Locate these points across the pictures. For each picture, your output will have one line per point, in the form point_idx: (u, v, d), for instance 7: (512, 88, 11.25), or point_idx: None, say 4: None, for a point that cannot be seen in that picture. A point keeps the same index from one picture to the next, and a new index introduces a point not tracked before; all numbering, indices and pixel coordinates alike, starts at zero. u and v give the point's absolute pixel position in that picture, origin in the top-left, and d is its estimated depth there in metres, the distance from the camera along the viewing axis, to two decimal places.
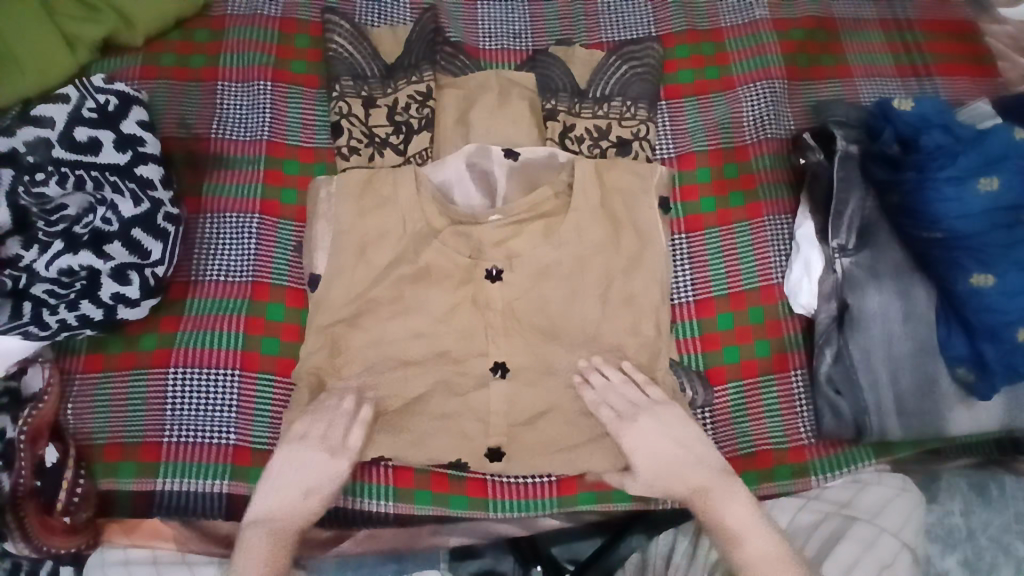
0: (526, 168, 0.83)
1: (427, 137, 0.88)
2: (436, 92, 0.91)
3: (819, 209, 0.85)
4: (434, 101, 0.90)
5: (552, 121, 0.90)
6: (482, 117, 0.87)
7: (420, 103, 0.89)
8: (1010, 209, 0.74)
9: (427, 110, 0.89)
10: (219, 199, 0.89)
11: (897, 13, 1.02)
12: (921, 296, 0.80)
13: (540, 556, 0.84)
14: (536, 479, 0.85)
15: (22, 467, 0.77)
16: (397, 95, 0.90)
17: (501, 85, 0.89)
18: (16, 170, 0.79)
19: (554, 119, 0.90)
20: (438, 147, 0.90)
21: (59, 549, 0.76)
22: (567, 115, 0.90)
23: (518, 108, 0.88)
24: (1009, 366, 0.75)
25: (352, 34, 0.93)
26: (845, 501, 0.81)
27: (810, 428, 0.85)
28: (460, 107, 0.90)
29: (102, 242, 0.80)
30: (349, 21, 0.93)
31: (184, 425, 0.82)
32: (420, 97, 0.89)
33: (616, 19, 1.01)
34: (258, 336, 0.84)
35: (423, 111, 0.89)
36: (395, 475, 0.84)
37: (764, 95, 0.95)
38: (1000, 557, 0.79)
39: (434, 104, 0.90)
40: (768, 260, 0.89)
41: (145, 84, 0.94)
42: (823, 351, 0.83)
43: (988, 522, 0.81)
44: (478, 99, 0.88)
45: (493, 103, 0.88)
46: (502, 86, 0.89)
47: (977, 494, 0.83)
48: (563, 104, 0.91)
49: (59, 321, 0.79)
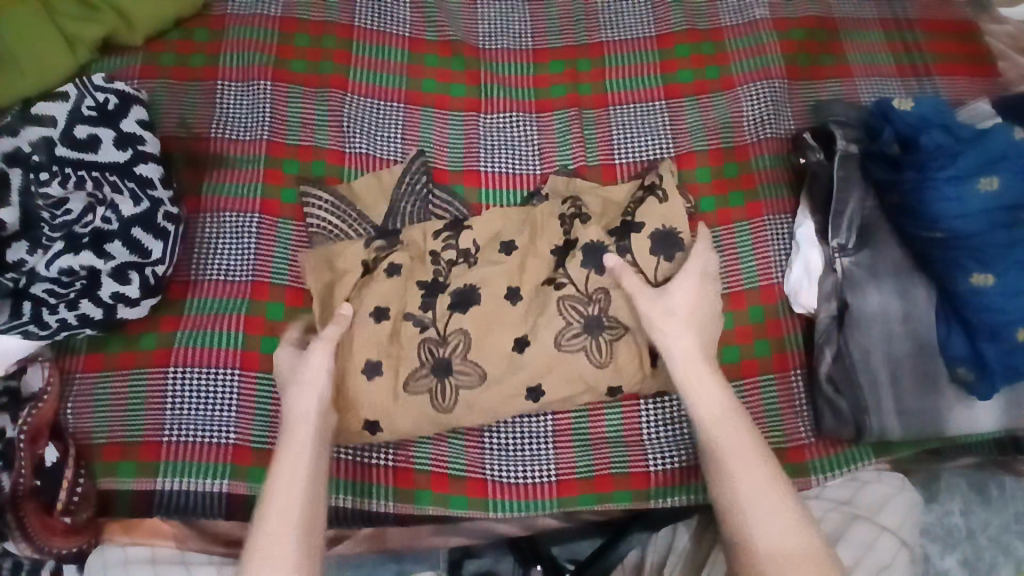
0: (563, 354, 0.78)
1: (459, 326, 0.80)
2: (448, 272, 0.83)
3: (849, 299, 0.81)
4: (450, 259, 0.83)
5: (577, 346, 0.78)
6: (495, 271, 0.82)
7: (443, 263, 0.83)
8: (1009, 209, 0.74)
9: (438, 278, 0.82)
10: (219, 199, 0.89)
11: (897, 14, 1.02)
12: (921, 297, 0.80)
13: (540, 556, 0.87)
14: (537, 478, 0.84)
15: (22, 466, 0.77)
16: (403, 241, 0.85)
17: (519, 265, 0.82)
18: (24, 170, 0.79)
19: (588, 334, 0.78)
20: (479, 346, 0.79)
21: (62, 549, 0.76)
22: (586, 317, 0.79)
23: (535, 283, 0.82)
24: (1008, 366, 0.75)
25: (353, 117, 0.94)
26: (845, 500, 0.80)
27: (809, 427, 0.85)
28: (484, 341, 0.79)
29: (103, 242, 0.80)
30: (348, 108, 0.94)
31: (184, 425, 0.82)
32: (425, 288, 0.82)
33: (616, 18, 1.01)
34: (258, 336, 0.84)
35: (427, 276, 0.82)
36: (395, 475, 0.83)
37: (764, 95, 0.95)
38: (999, 556, 0.86)
39: (445, 293, 0.81)
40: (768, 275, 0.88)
41: (145, 83, 0.94)
42: (823, 350, 0.83)
43: (988, 522, 0.87)
44: (508, 270, 0.82)
45: (505, 268, 0.82)
46: (509, 248, 0.83)
47: (978, 494, 0.88)
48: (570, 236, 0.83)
49: (59, 321, 0.79)
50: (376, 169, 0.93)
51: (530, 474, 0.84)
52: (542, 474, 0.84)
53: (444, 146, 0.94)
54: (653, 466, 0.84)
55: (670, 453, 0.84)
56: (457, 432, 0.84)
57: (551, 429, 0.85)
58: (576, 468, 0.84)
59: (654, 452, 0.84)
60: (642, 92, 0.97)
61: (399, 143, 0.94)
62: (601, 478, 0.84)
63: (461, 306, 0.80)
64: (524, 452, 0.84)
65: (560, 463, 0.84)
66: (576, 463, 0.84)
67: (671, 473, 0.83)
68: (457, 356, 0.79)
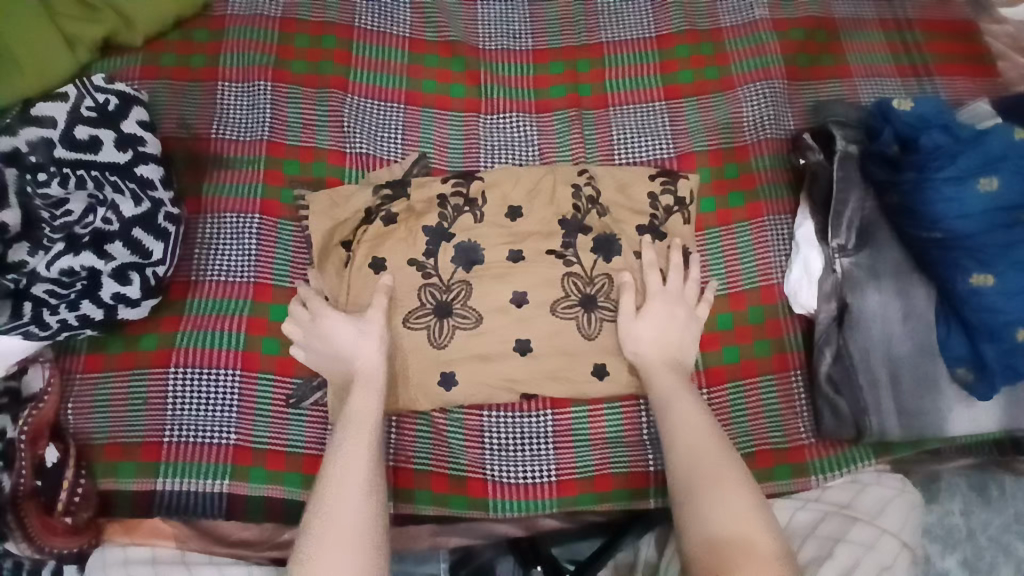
0: (557, 320, 0.82)
1: (464, 278, 0.83)
2: (454, 220, 0.85)
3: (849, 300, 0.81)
4: (456, 207, 0.86)
5: (570, 315, 0.83)
6: (501, 233, 0.85)
7: (450, 209, 0.86)
8: (1008, 209, 0.74)
9: (442, 224, 0.85)
10: (219, 199, 0.89)
11: (896, 14, 1.03)
12: (920, 296, 0.80)
13: (539, 556, 0.84)
14: (537, 478, 0.84)
15: (23, 466, 0.77)
16: (406, 195, 0.87)
17: (525, 228, 0.85)
18: (19, 170, 0.79)
19: (583, 308, 0.83)
20: (481, 295, 0.82)
21: (62, 549, 0.76)
22: (584, 295, 0.83)
23: (539, 248, 0.84)
24: (1007, 367, 0.75)
25: (354, 116, 0.94)
26: (845, 503, 0.79)
27: (809, 428, 0.85)
28: (498, 298, 0.82)
29: (104, 242, 0.80)
30: (349, 108, 0.95)
31: (184, 425, 0.82)
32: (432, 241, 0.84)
33: (616, 19, 1.01)
34: (259, 337, 0.84)
35: (432, 222, 0.85)
36: (394, 475, 0.83)
37: (764, 96, 0.96)
38: (999, 556, 0.87)
39: (449, 244, 0.84)
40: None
41: (145, 84, 0.94)
42: (823, 350, 0.83)
43: (988, 522, 0.88)
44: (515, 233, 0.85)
45: (506, 231, 0.85)
46: (514, 214, 0.86)
47: (978, 494, 0.89)
48: (580, 212, 0.86)
49: (60, 321, 0.79)
50: (376, 169, 0.93)
51: (530, 474, 0.84)
52: (542, 474, 0.84)
53: (444, 149, 0.94)
54: (652, 466, 0.84)
55: None
56: (458, 430, 0.84)
57: (552, 429, 0.85)
58: (576, 468, 0.84)
59: (654, 452, 0.84)
60: (642, 92, 0.97)
61: (399, 143, 0.94)
62: (601, 478, 0.84)
63: (465, 262, 0.83)
64: (524, 452, 0.84)
65: (559, 463, 0.84)
66: (576, 464, 0.84)
67: None
68: (458, 302, 0.82)
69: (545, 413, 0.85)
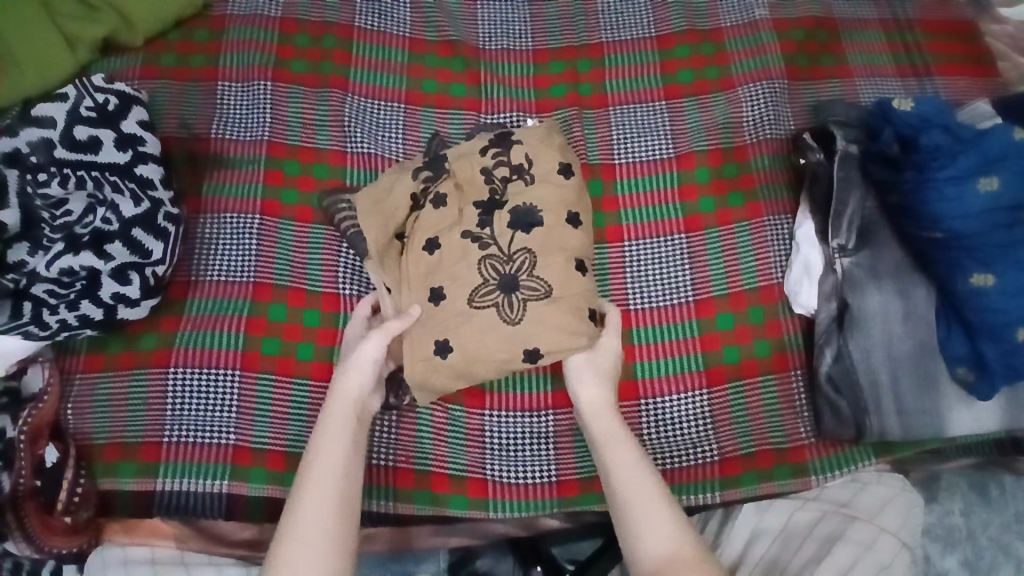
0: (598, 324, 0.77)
1: (524, 247, 0.74)
2: (503, 189, 0.77)
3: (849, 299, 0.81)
4: (504, 177, 0.77)
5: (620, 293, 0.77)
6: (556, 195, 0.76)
7: (498, 180, 0.77)
8: (1009, 209, 0.73)
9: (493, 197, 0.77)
10: (219, 199, 0.89)
11: (897, 14, 1.03)
12: (920, 296, 0.80)
13: (540, 556, 0.82)
14: (537, 478, 0.84)
15: (22, 466, 0.76)
16: (446, 170, 0.80)
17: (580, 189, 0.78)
18: (20, 171, 0.80)
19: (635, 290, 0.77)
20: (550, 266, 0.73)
21: (62, 549, 0.76)
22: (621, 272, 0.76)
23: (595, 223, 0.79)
24: (1008, 366, 0.74)
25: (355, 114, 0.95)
26: (845, 502, 0.80)
27: (810, 428, 0.85)
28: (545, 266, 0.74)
29: (103, 242, 0.80)
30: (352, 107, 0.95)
31: (184, 425, 0.82)
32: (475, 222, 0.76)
33: (616, 19, 1.01)
34: (258, 337, 0.84)
35: (482, 197, 0.77)
36: (395, 475, 0.83)
37: (764, 96, 0.95)
38: (1000, 556, 0.85)
39: (502, 211, 0.75)
40: (669, 298, 0.89)
41: (145, 84, 0.94)
42: (823, 350, 0.83)
43: (988, 522, 0.87)
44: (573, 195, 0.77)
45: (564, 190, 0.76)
46: (568, 171, 0.78)
47: (978, 494, 0.88)
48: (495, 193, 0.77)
49: (60, 321, 0.78)
50: (378, 169, 0.92)
51: (531, 474, 0.84)
52: (542, 474, 0.84)
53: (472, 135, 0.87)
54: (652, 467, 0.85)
55: (670, 454, 0.85)
56: (458, 431, 0.85)
57: (552, 429, 0.85)
58: (576, 468, 0.84)
59: (654, 452, 0.85)
60: (642, 92, 0.97)
61: (399, 143, 0.94)
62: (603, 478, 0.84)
63: (522, 227, 0.74)
64: (524, 452, 0.85)
65: (560, 463, 0.84)
66: (576, 463, 0.84)
67: (670, 473, 0.85)
68: (524, 273, 0.73)
69: (545, 413, 0.86)
